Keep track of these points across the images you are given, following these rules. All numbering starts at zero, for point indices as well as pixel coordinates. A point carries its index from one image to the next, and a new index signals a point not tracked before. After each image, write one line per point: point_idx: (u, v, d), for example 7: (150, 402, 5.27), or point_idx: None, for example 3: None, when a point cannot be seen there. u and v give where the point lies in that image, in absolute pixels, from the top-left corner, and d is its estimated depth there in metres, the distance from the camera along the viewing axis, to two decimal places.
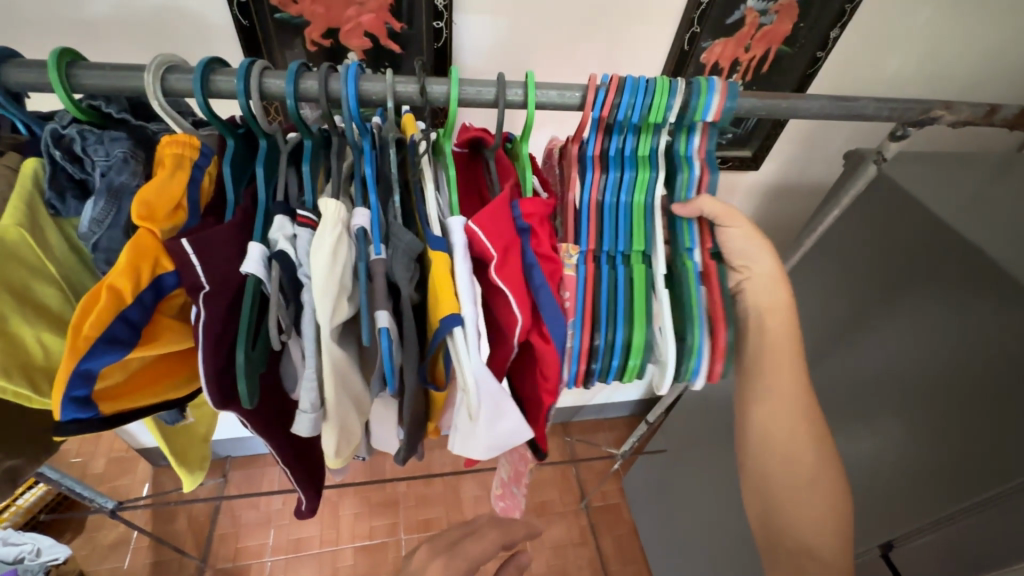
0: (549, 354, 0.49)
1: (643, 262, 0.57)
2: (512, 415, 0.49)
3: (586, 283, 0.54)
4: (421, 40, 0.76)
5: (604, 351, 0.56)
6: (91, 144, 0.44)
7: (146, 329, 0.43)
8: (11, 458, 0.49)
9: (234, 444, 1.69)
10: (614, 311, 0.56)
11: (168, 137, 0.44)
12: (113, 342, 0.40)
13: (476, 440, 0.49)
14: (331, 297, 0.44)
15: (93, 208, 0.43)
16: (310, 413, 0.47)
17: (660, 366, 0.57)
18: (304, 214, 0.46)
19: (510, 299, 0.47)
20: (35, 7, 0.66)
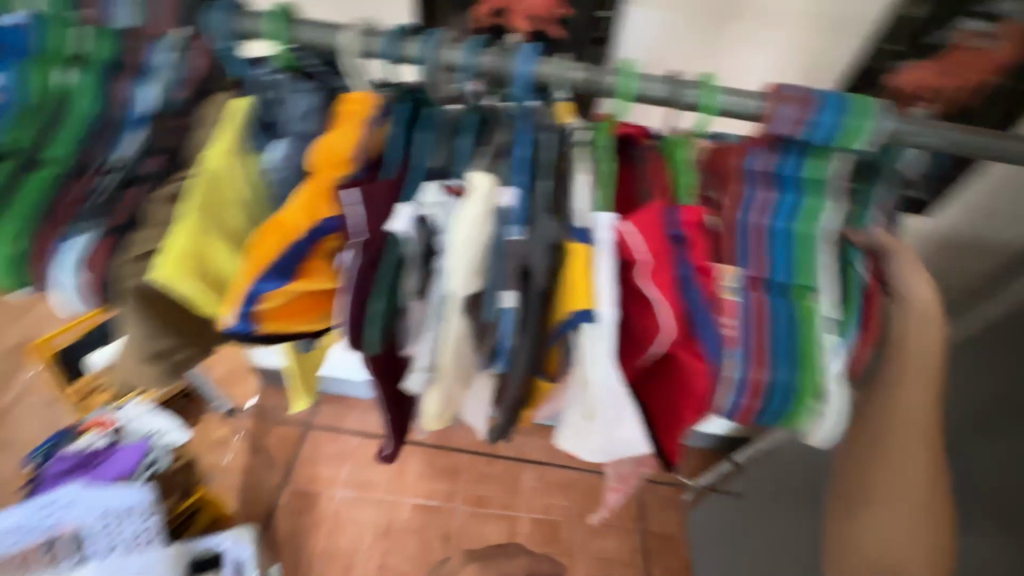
0: (702, 372, 0.48)
1: (814, 299, 0.49)
2: (627, 424, 0.48)
3: (751, 312, 0.49)
4: (583, 28, 0.75)
5: (769, 390, 0.48)
6: (289, 92, 0.49)
7: (304, 265, 0.47)
8: (183, 351, 0.51)
9: (328, 380, 1.84)
10: (781, 348, 0.48)
11: (351, 95, 0.49)
12: (279, 271, 0.45)
13: (589, 440, 0.49)
14: (467, 268, 0.46)
15: (283, 147, 0.49)
16: (423, 372, 0.50)
17: (825, 413, 0.50)
18: (454, 184, 0.48)
19: (659, 309, 0.46)
20: None
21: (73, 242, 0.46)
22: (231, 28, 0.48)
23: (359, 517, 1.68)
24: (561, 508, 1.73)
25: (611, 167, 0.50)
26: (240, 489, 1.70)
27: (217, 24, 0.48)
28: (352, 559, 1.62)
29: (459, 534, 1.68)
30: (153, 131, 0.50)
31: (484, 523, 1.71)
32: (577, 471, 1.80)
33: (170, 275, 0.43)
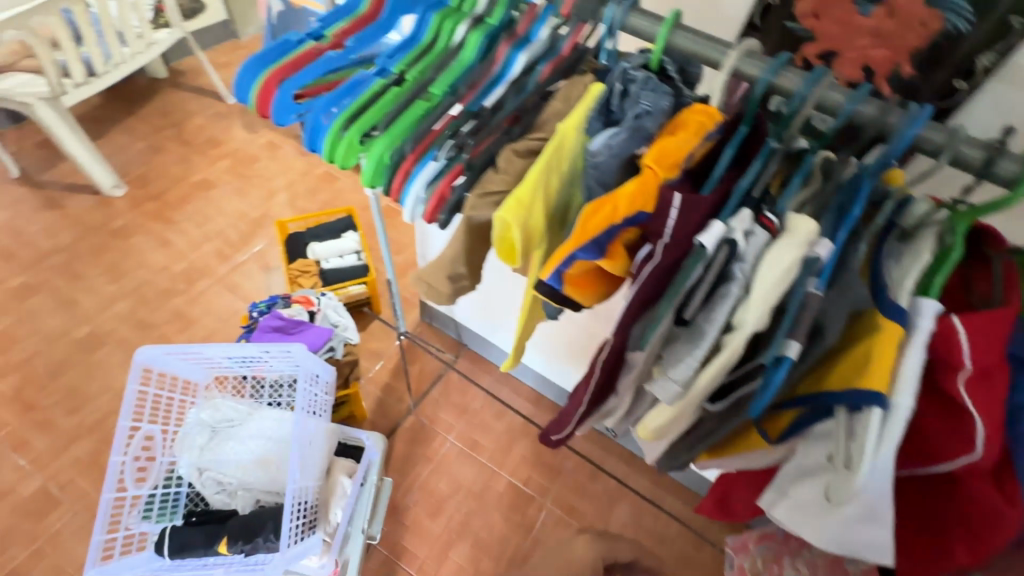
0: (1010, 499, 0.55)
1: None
2: (885, 531, 0.51)
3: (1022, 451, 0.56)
4: (924, 91, 0.72)
5: None
6: (645, 89, 0.52)
7: (610, 248, 0.48)
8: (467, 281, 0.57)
9: (478, 338, 2.02)
10: None
11: (699, 105, 0.51)
12: (595, 245, 0.46)
13: (833, 524, 0.53)
14: (764, 306, 0.45)
15: (615, 135, 0.52)
16: (676, 384, 0.48)
17: None
18: (770, 218, 0.48)
19: (980, 422, 0.53)
20: None
21: (430, 165, 0.54)
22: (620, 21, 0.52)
23: (460, 470, 1.80)
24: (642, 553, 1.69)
25: (954, 255, 0.51)
26: (377, 400, 1.92)
27: (609, 16, 0.53)
28: (444, 502, 1.74)
29: (541, 531, 1.71)
30: (511, 90, 0.56)
31: (566, 529, 1.73)
32: (674, 526, 1.75)
33: (508, 212, 0.48)
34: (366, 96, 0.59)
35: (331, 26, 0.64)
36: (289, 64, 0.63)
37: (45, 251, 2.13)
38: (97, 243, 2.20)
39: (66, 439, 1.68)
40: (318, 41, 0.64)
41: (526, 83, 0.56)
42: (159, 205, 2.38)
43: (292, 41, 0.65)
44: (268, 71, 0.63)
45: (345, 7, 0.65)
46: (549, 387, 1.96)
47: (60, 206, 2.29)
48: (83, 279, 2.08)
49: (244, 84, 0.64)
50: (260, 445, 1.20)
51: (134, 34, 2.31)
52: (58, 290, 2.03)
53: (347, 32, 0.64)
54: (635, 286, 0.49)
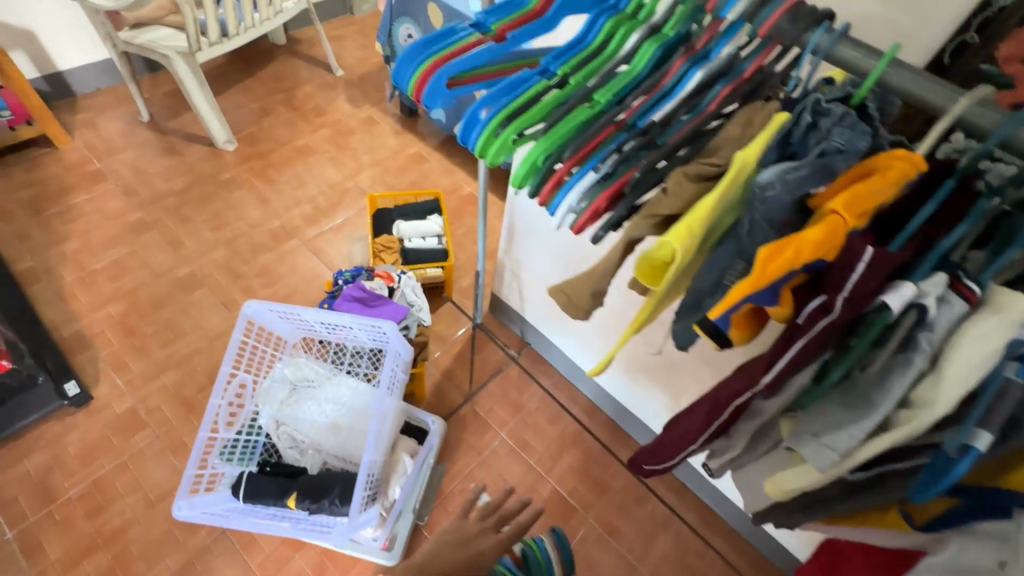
0: None
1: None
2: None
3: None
4: None
5: None
6: (838, 125, 0.48)
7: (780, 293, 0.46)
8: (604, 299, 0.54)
9: (543, 339, 2.02)
10: None
11: (898, 150, 0.46)
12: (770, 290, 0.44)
13: None
14: (957, 390, 0.44)
15: (794, 170, 0.49)
16: (836, 454, 0.50)
17: None
18: (970, 288, 0.47)
19: None
20: None
21: (588, 177, 0.53)
22: (830, 49, 0.47)
23: (507, 467, 1.80)
24: None
25: None
26: (436, 383, 1.96)
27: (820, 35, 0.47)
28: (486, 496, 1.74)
29: (579, 545, 1.69)
30: (681, 109, 0.54)
31: (604, 549, 1.69)
32: (718, 571, 1.66)
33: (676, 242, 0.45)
34: (527, 96, 0.58)
35: (496, 18, 0.63)
36: (449, 55, 0.62)
37: (161, 192, 2.32)
38: (206, 191, 2.36)
39: (158, 367, 1.83)
40: (481, 33, 0.63)
41: (700, 103, 0.53)
42: (263, 163, 2.52)
43: (454, 31, 0.64)
44: (427, 59, 0.62)
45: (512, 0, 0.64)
46: (606, 401, 1.93)
47: (179, 152, 2.48)
48: (190, 222, 2.24)
49: (400, 69, 0.63)
50: (334, 409, 1.24)
51: (267, 2, 2.44)
52: (168, 229, 2.20)
53: (511, 27, 0.62)
54: (801, 338, 0.46)
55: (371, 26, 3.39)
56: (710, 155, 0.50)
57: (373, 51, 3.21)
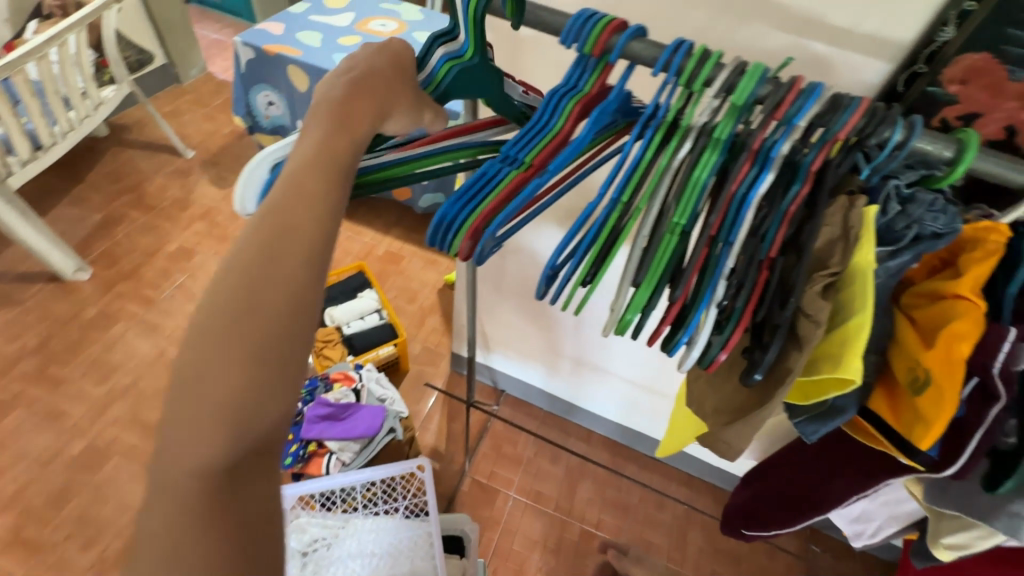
0: None
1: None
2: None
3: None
4: None
5: None
6: (932, 210, 0.49)
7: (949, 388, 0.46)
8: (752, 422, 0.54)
9: (515, 383, 1.95)
10: None
11: (992, 223, 0.48)
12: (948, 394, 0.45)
13: None
14: None
15: (895, 257, 0.50)
16: None
17: None
18: None
19: None
20: (706, 27, 0.80)
21: (707, 314, 0.51)
22: (910, 145, 0.48)
23: (529, 526, 1.74)
24: None
25: None
26: None
27: (899, 134, 0.48)
28: (522, 565, 1.68)
29: None
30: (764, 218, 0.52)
31: None
32: (747, 545, 1.76)
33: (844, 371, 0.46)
34: (595, 237, 0.54)
35: (529, 148, 0.56)
36: (492, 207, 0.55)
37: (14, 356, 1.87)
38: (72, 339, 1.94)
39: None
40: (517, 168, 0.57)
41: (781, 208, 0.51)
42: (134, 284, 2.13)
43: (487, 173, 0.57)
44: (474, 213, 0.56)
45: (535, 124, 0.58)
46: (598, 424, 1.91)
47: (16, 301, 2.01)
48: (67, 383, 1.83)
49: (439, 229, 0.56)
50: (365, 564, 1.08)
51: (80, 96, 2.03)
52: (40, 402, 1.78)
53: (547, 156, 0.57)
54: (977, 432, 0.46)
55: (206, 91, 2.99)
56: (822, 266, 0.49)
57: (221, 120, 2.84)
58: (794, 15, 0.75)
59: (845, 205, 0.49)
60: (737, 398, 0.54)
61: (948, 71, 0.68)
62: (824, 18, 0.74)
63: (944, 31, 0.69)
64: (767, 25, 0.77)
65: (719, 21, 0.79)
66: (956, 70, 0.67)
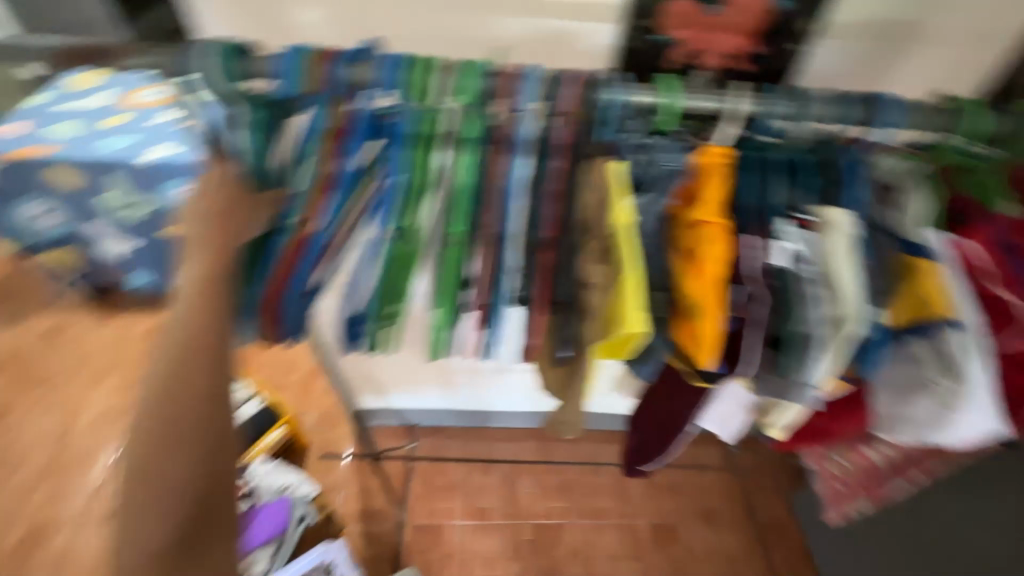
0: None
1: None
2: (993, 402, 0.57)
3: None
4: (774, 64, 0.78)
5: None
6: (661, 153, 0.55)
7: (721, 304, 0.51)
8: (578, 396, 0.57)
9: (424, 413, 1.88)
10: None
11: (711, 148, 0.55)
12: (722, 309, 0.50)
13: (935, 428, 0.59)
14: (862, 297, 0.52)
15: (651, 200, 0.55)
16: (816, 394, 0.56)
17: None
18: (805, 218, 0.55)
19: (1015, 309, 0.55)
20: (451, 27, 0.80)
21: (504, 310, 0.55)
22: (625, 103, 0.52)
23: (485, 545, 1.71)
24: (672, 510, 1.81)
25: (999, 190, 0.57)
26: (363, 534, 1.70)
27: (615, 96, 0.51)
28: None
29: (585, 549, 1.73)
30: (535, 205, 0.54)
31: (605, 534, 1.76)
32: (681, 473, 1.88)
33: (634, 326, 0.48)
34: (384, 273, 0.56)
35: (296, 207, 0.55)
36: (282, 271, 0.56)
37: None
38: None
39: None
40: (292, 231, 0.55)
41: (543, 188, 0.54)
42: None
43: (263, 246, 0.56)
44: (265, 279, 0.57)
45: (293, 178, 0.55)
46: (517, 420, 1.91)
47: None
48: None
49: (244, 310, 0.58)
50: None
51: None
52: None
53: (317, 208, 0.55)
54: (750, 329, 0.52)
55: None
56: (591, 231, 0.53)
57: None
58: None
59: (590, 166, 0.54)
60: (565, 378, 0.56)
61: (661, 19, 0.75)
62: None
63: None
64: (506, 14, 0.79)
65: (461, 18, 0.79)
66: (668, 18, 0.75)
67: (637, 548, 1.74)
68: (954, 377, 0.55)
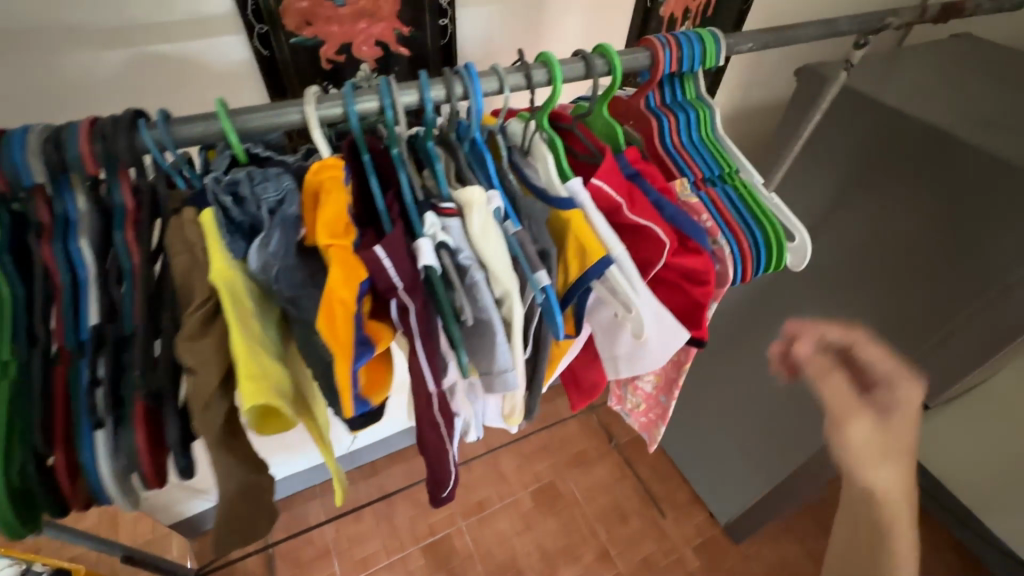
0: (704, 261, 0.55)
1: (740, 178, 0.62)
2: (669, 314, 0.55)
3: (715, 201, 0.59)
4: (427, 40, 0.83)
5: (755, 250, 0.58)
6: (257, 184, 0.46)
7: (370, 330, 0.47)
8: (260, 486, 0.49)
9: (266, 490, 1.65)
10: (744, 218, 0.59)
11: (319, 163, 0.48)
12: (365, 342, 0.44)
13: (643, 356, 0.57)
14: (507, 268, 0.51)
15: (268, 240, 0.47)
16: (508, 373, 0.54)
17: (798, 246, 0.61)
18: (448, 206, 0.52)
19: (652, 231, 0.53)
20: (31, 76, 0.65)
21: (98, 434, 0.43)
22: (169, 141, 0.42)
23: None
24: (546, 469, 1.87)
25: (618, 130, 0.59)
26: None
27: (151, 148, 0.42)
28: None
29: (478, 546, 1.70)
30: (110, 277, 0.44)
31: (493, 520, 1.76)
32: (544, 433, 1.95)
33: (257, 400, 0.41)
34: None
35: None
36: None
37: None
38: None
39: None
40: None
41: (123, 266, 0.43)
42: None
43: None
44: None
45: None
46: (373, 453, 1.79)
47: None
48: None
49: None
50: None
51: None
52: None
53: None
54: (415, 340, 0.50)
55: None
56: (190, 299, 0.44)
57: None
58: (111, 27, 0.66)
59: (168, 224, 0.44)
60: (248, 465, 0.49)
61: (288, 20, 0.73)
62: (135, 18, 0.66)
63: None
64: (99, 49, 0.66)
65: (39, 62, 0.64)
66: (295, 17, 0.73)
67: (526, 521, 1.76)
68: (627, 309, 0.54)
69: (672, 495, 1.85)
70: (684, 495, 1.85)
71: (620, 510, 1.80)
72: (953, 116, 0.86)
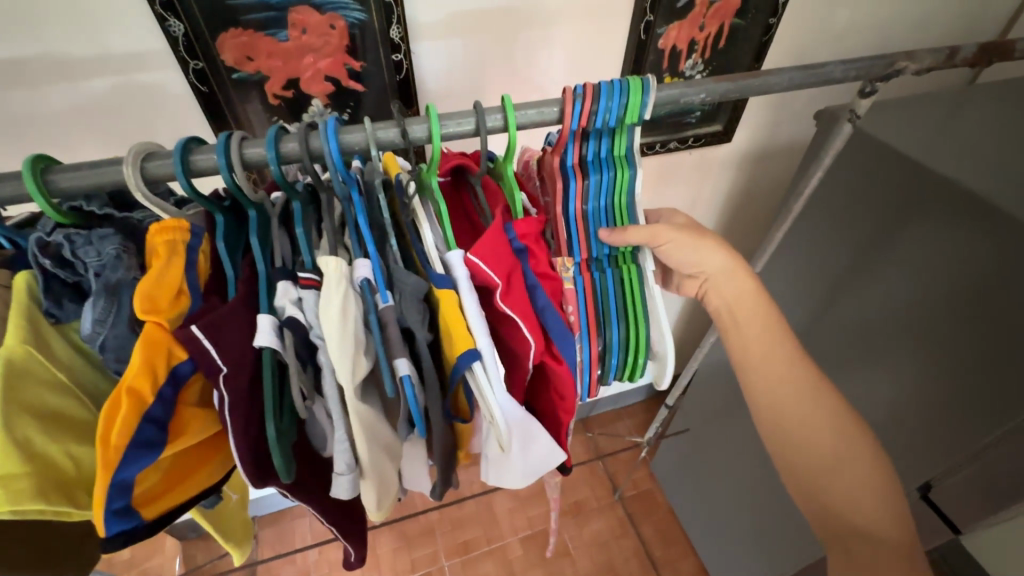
0: (563, 374, 0.48)
1: (632, 261, 0.55)
2: (542, 437, 0.49)
3: (587, 292, 0.53)
4: (382, 75, 0.78)
5: (607, 352, 0.56)
6: (80, 247, 0.42)
7: (172, 424, 0.42)
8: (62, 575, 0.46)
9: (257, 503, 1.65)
10: (608, 313, 0.55)
11: (155, 225, 0.43)
12: (144, 445, 0.40)
13: (511, 471, 0.48)
14: (349, 355, 0.43)
15: (90, 308, 0.42)
16: (346, 475, 0.46)
17: (662, 355, 0.57)
18: (306, 276, 0.45)
19: (519, 326, 0.45)
20: None
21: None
22: None
23: None
24: (541, 515, 1.76)
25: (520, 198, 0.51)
26: None
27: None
28: None
29: None
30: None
31: (478, 565, 1.66)
32: None
33: (7, 505, 0.36)
34: None
35: None
36: None
37: None
38: None
39: None
40: None
41: None
42: None
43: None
44: None
45: None
46: None
47: None
48: None
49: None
50: None
51: None
52: None
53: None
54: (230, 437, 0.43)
55: None
56: None
57: None
58: (43, 62, 0.65)
59: None
60: (34, 543, 0.45)
61: (227, 55, 0.69)
62: (68, 54, 0.65)
63: (171, 24, 0.65)
64: (37, 83, 0.66)
65: None
66: (235, 52, 0.69)
67: (512, 569, 1.65)
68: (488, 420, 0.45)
69: (676, 562, 1.68)
70: (688, 565, 1.68)
71: (615, 571, 1.65)
72: (1003, 180, 0.69)
